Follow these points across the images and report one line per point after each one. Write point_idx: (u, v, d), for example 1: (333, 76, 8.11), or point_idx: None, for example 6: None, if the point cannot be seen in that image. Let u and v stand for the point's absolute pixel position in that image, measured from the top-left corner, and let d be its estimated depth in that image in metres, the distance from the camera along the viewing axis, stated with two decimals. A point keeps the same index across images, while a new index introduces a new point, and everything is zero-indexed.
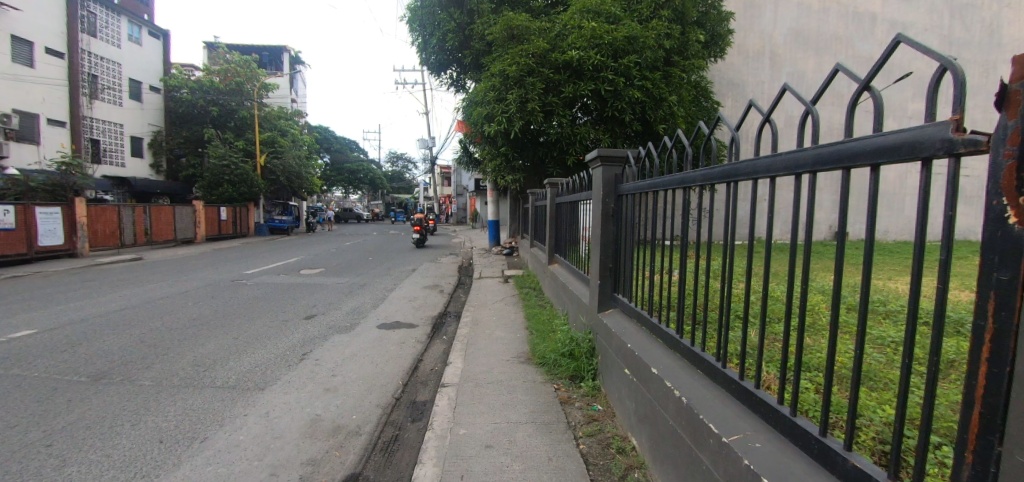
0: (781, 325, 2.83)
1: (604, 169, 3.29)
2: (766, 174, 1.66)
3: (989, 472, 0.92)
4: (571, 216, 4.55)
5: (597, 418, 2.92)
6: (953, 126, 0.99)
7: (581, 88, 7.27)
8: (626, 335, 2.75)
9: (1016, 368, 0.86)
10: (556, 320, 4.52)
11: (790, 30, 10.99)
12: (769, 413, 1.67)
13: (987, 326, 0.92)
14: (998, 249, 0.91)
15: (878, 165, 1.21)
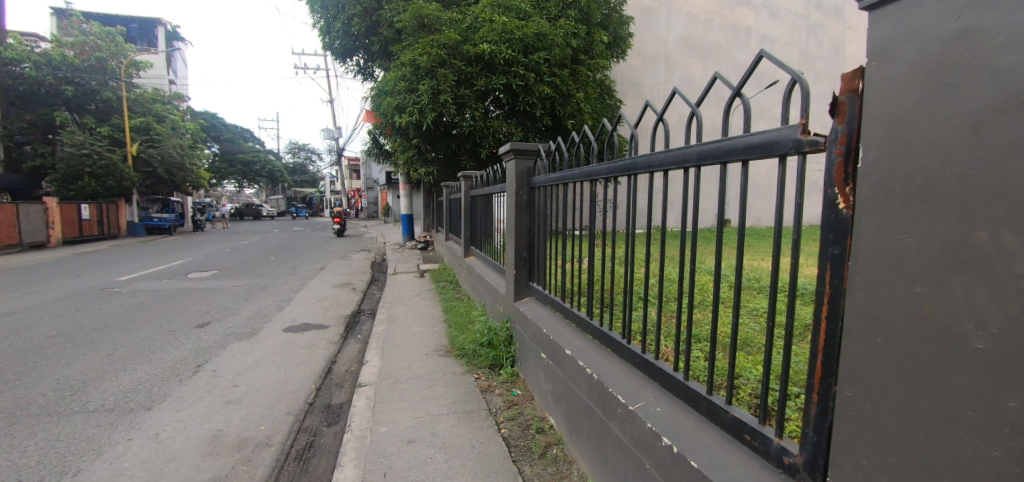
0: (675, 303, 3.16)
1: (516, 162, 3.39)
2: (659, 167, 1.84)
3: (828, 407, 1.15)
4: (486, 209, 4.62)
5: (517, 403, 3.04)
6: (801, 129, 1.20)
7: (493, 82, 7.33)
8: (541, 322, 2.89)
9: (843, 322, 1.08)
10: (473, 312, 4.57)
11: (681, 37, 12.10)
12: (664, 380, 1.87)
13: (826, 290, 1.13)
14: (831, 228, 1.13)
15: (746, 161, 1.41)
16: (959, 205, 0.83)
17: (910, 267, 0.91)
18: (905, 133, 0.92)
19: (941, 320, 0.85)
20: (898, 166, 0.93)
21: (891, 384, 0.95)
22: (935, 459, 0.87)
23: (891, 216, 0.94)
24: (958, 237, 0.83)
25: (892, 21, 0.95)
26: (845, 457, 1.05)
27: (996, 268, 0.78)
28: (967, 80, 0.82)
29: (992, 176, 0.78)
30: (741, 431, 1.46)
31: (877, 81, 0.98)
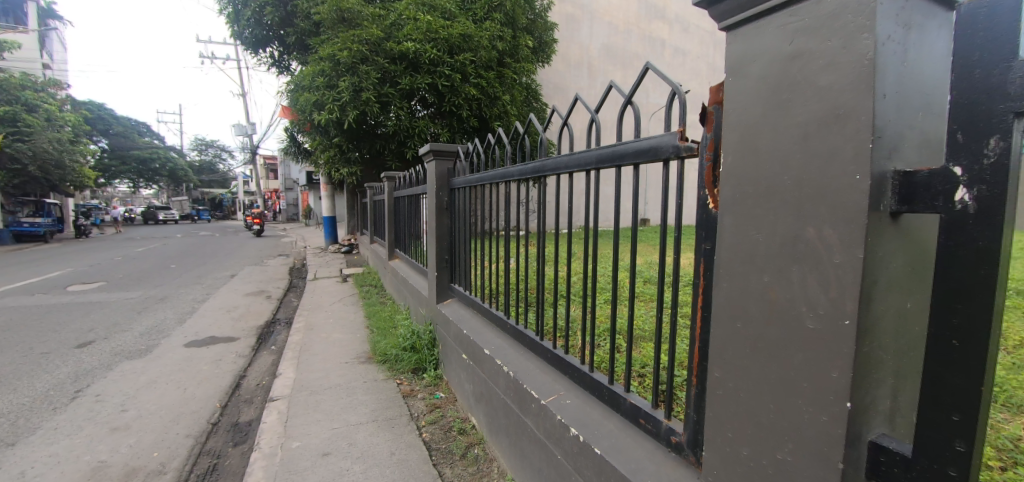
0: (592, 299, 3.31)
1: (436, 163, 3.36)
2: (565, 170, 1.92)
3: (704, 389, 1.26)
4: (409, 211, 4.54)
5: (439, 406, 3.01)
6: (679, 136, 1.31)
7: (418, 81, 7.21)
8: (462, 323, 2.90)
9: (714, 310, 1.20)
10: (397, 315, 4.47)
11: (603, 46, 12.69)
12: (572, 373, 1.96)
13: (700, 282, 1.25)
14: (704, 225, 1.24)
15: (637, 164, 1.52)
16: (796, 205, 0.95)
17: (761, 259, 1.03)
18: (754, 141, 1.04)
19: (784, 304, 0.97)
20: (751, 170, 1.05)
21: (749, 364, 1.06)
22: (783, 426, 0.99)
23: (746, 214, 1.06)
24: (795, 232, 0.95)
25: (744, 41, 1.07)
26: (716, 433, 1.17)
27: (822, 259, 0.90)
28: (799, 96, 0.95)
29: (818, 179, 0.91)
30: (637, 416, 1.57)
31: (734, 94, 1.10)
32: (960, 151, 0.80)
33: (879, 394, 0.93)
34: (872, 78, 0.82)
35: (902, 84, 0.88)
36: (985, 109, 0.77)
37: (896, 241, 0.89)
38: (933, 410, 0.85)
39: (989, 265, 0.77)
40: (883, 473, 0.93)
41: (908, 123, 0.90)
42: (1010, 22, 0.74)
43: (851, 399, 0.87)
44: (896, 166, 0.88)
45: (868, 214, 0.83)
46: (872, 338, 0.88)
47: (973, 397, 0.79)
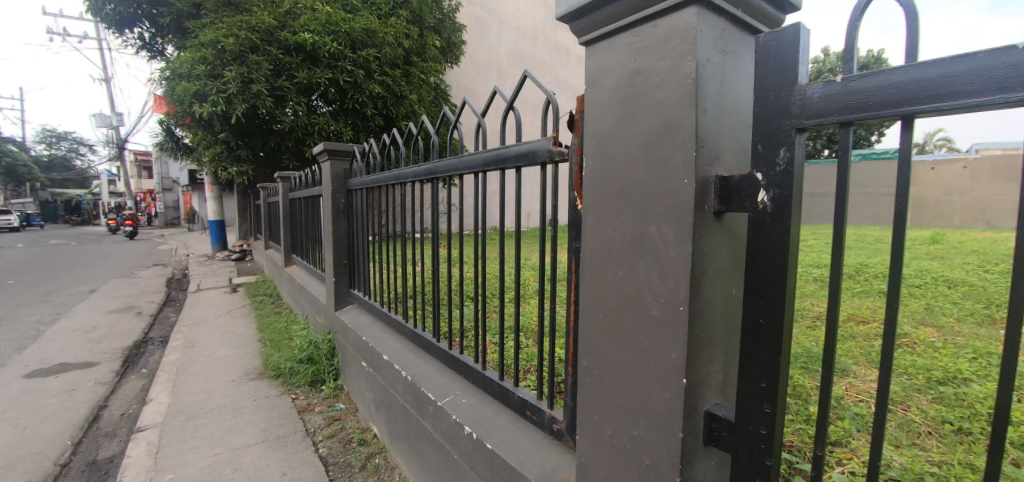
0: (496, 299, 3.40)
1: (331, 163, 3.21)
2: (456, 172, 1.96)
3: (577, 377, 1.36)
4: (305, 213, 4.29)
5: (339, 418, 2.88)
6: (552, 141, 1.41)
7: (317, 75, 6.80)
8: (361, 329, 2.80)
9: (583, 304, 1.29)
10: (294, 326, 4.18)
11: (511, 50, 12.99)
12: (467, 372, 1.98)
13: (572, 277, 1.35)
14: (572, 225, 1.33)
15: (519, 167, 1.61)
16: (641, 206, 1.06)
17: (615, 255, 1.13)
18: (608, 148, 1.14)
19: (634, 294, 1.08)
20: (606, 174, 1.15)
21: (609, 351, 1.16)
22: (637, 403, 1.10)
23: (603, 215, 1.16)
24: (640, 230, 1.06)
25: (600, 57, 1.17)
26: (587, 418, 1.26)
27: (661, 253, 1.02)
28: (642, 109, 1.06)
29: (656, 183, 1.03)
30: (523, 408, 1.64)
31: (592, 104, 1.20)
32: (760, 159, 0.95)
33: (711, 369, 1.07)
34: (694, 96, 0.96)
35: (722, 100, 1.02)
36: (776, 123, 0.93)
37: (720, 236, 1.03)
38: (748, 380, 0.99)
39: (781, 254, 0.92)
40: (716, 438, 1.06)
41: (728, 135, 1.04)
42: (792, 53, 0.91)
43: (687, 375, 0.99)
44: (717, 172, 1.01)
45: (693, 212, 0.96)
46: (704, 321, 1.01)
47: (775, 365, 0.95)
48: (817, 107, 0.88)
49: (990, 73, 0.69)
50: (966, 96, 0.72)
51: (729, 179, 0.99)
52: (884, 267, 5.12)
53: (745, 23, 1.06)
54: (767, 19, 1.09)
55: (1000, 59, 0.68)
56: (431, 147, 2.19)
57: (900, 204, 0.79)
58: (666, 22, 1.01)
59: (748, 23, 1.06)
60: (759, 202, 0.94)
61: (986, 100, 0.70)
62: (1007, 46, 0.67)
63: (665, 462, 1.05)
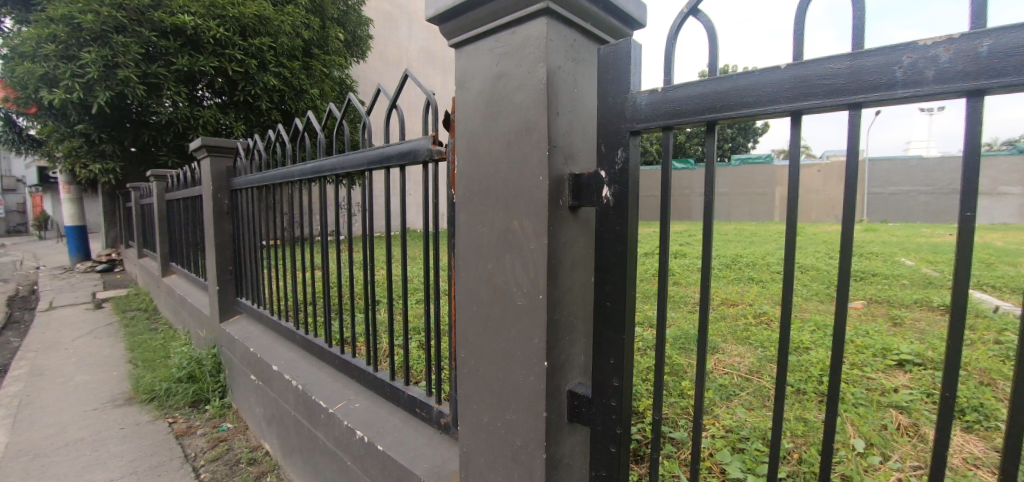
0: (397, 302, 3.35)
1: (211, 160, 2.93)
2: (343, 171, 1.93)
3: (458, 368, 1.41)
4: (184, 217, 3.86)
5: (225, 438, 2.64)
6: (431, 140, 1.48)
7: (200, 63, 6.13)
8: (249, 340, 2.61)
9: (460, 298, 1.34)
10: (172, 343, 3.75)
11: (421, 48, 12.78)
12: (359, 376, 1.94)
13: (451, 273, 1.40)
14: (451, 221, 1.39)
15: (404, 166, 1.65)
16: (506, 202, 1.14)
17: (486, 249, 1.20)
18: (477, 148, 1.23)
19: (503, 285, 1.15)
20: (477, 174, 1.23)
21: (483, 340, 1.24)
22: (509, 386, 1.18)
23: (475, 211, 1.24)
24: (505, 225, 1.14)
25: (469, 60, 1.24)
26: (470, 409, 1.32)
27: (523, 246, 1.10)
28: (506, 111, 1.14)
29: (518, 180, 1.11)
30: (414, 405, 1.66)
31: (462, 105, 1.27)
32: (604, 158, 1.06)
33: (574, 352, 1.17)
34: (546, 99, 1.05)
35: (575, 105, 1.12)
36: (615, 126, 1.05)
37: (576, 229, 1.13)
38: (601, 358, 1.10)
39: (623, 244, 1.03)
40: (579, 414, 1.16)
41: (581, 137, 1.15)
42: (626, 65, 1.03)
43: (547, 358, 1.08)
44: (571, 170, 1.11)
45: (547, 207, 1.04)
46: (563, 307, 1.10)
47: (621, 343, 1.06)
48: (646, 111, 1.00)
49: (764, 88, 0.85)
50: (749, 106, 0.88)
51: (581, 177, 1.09)
52: (754, 256, 5.85)
53: (592, 34, 1.16)
54: (616, 33, 1.22)
55: (770, 77, 0.84)
56: (318, 144, 2.10)
57: (709, 197, 0.93)
58: (522, 30, 1.09)
59: (598, 34, 1.17)
60: (604, 198, 1.05)
61: (763, 110, 0.86)
62: (773, 66, 0.84)
63: (533, 441, 1.13)
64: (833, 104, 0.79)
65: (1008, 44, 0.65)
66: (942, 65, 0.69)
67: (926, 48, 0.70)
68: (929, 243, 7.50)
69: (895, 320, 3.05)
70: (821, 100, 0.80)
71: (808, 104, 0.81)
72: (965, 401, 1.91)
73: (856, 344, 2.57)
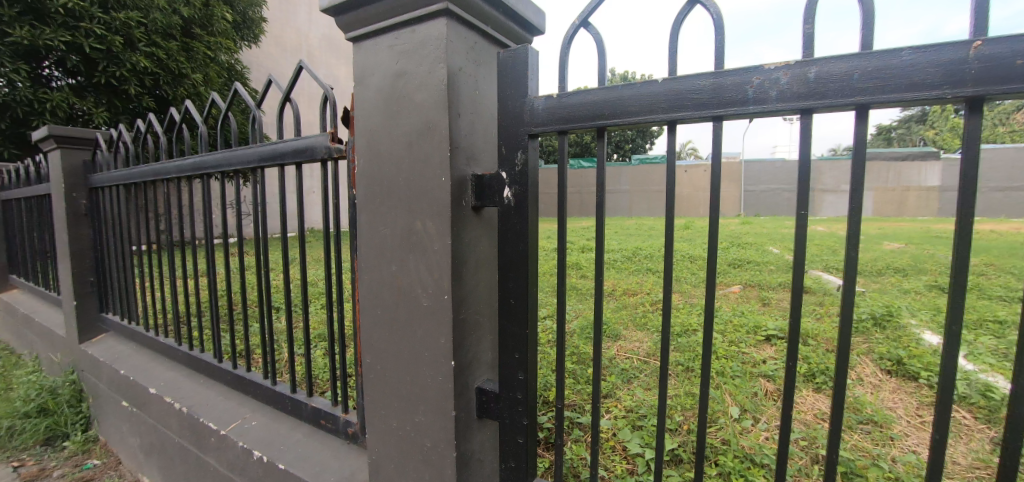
0: (299, 309, 3.14)
1: (62, 153, 2.46)
2: (229, 168, 1.78)
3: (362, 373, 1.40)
4: (24, 220, 3.23)
5: (90, 478, 2.27)
6: (330, 137, 1.47)
7: (45, 36, 5.15)
8: (119, 362, 2.27)
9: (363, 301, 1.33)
10: (12, 372, 3.12)
11: (323, 36, 12.05)
12: (255, 391, 1.79)
13: (355, 276, 1.38)
14: (352, 222, 1.39)
15: (300, 163, 1.60)
16: (409, 202, 1.19)
17: (390, 251, 1.25)
18: (379, 147, 1.26)
19: (408, 285, 1.20)
20: (380, 174, 1.26)
21: (390, 341, 1.26)
22: (418, 386, 1.20)
23: (376, 212, 1.27)
24: (410, 226, 1.18)
25: (370, 58, 1.24)
26: (379, 416, 1.31)
27: (427, 247, 1.15)
28: (408, 112, 1.18)
29: (421, 181, 1.16)
30: (317, 418, 1.57)
31: (363, 102, 1.29)
32: (504, 159, 1.10)
33: (480, 349, 1.21)
34: (446, 101, 1.09)
35: (476, 107, 1.16)
36: (514, 128, 1.08)
37: (479, 228, 1.17)
38: (506, 354, 1.14)
39: (523, 243, 1.08)
40: (486, 410, 1.20)
41: (483, 138, 1.19)
42: (523, 70, 1.08)
43: (454, 357, 1.13)
44: (473, 171, 1.15)
45: (449, 208, 1.09)
46: (468, 304, 1.15)
47: (523, 338, 1.10)
48: (542, 115, 1.04)
49: (645, 99, 0.92)
50: (633, 115, 0.95)
51: (482, 178, 1.13)
52: (650, 249, 6.38)
53: (492, 37, 1.20)
54: (518, 37, 1.26)
55: (649, 89, 0.92)
56: (199, 137, 1.88)
57: (599, 199, 1.01)
58: (421, 30, 1.12)
59: (499, 38, 1.21)
60: (505, 198, 1.09)
61: (644, 119, 0.94)
62: (652, 80, 0.92)
63: (443, 441, 1.16)
64: (701, 116, 0.88)
65: (829, 72, 0.78)
66: (782, 87, 0.81)
67: (769, 72, 0.82)
68: (787, 233, 8.78)
69: (764, 301, 3.53)
70: (692, 112, 0.88)
71: (682, 115, 0.89)
72: (815, 366, 2.21)
73: (734, 323, 2.91)
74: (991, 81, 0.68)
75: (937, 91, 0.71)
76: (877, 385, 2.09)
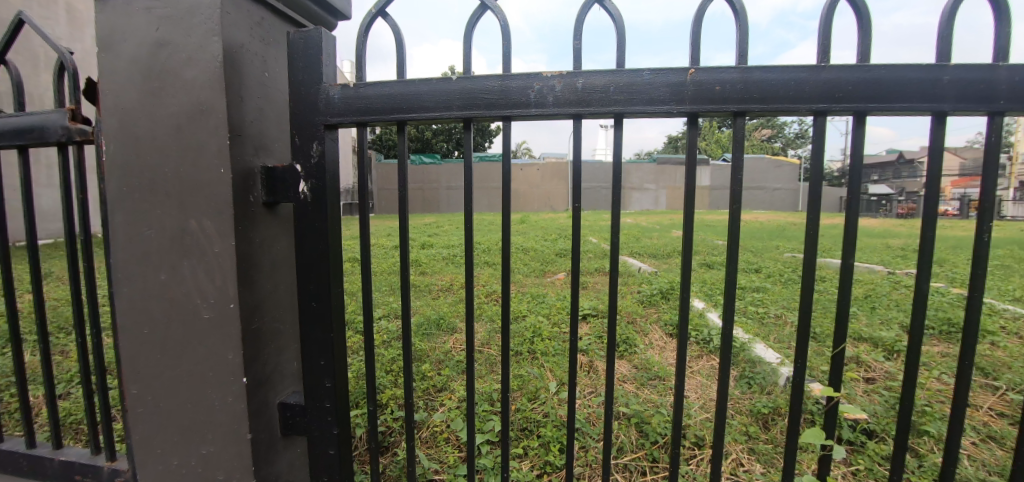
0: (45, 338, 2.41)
1: None
2: None
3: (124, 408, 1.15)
4: None
5: None
6: (69, 115, 1.17)
7: None
8: None
9: (119, 321, 1.09)
10: None
11: None
12: None
13: (110, 291, 1.12)
14: (101, 223, 1.12)
15: (25, 147, 1.24)
16: (177, 199, 1.01)
17: (155, 257, 1.04)
18: (134, 131, 1.03)
19: (184, 297, 1.03)
20: (137, 165, 1.03)
21: (163, 364, 1.06)
22: (201, 411, 1.05)
23: (132, 211, 1.04)
24: (181, 226, 1.01)
25: (122, 19, 1.02)
26: (153, 456, 1.10)
27: (205, 249, 1.00)
28: (173, 91, 1.00)
29: (192, 172, 0.99)
30: (70, 473, 1.26)
31: (109, 72, 1.04)
32: (298, 150, 1.01)
33: (283, 359, 1.11)
34: (223, 82, 0.96)
35: (265, 92, 1.05)
36: (308, 117, 1.01)
37: (274, 226, 1.07)
38: (310, 361, 1.06)
39: (323, 241, 1.03)
40: (291, 425, 1.10)
41: (275, 127, 1.09)
42: (316, 53, 0.99)
43: (247, 374, 1.01)
44: (263, 162, 1.04)
45: (231, 206, 0.97)
46: (262, 311, 1.04)
47: (329, 341, 1.05)
48: (339, 105, 0.99)
49: (441, 95, 0.93)
50: (430, 110, 0.95)
51: (273, 170, 1.03)
52: (489, 243, 6.66)
53: (284, 14, 1.09)
54: (319, 20, 1.18)
55: (445, 87, 0.93)
56: None
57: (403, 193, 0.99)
58: None
59: (295, 16, 1.11)
60: (301, 192, 1.01)
61: (440, 115, 0.95)
62: (446, 78, 0.93)
63: (238, 469, 1.04)
64: (492, 116, 0.92)
65: (592, 84, 0.89)
66: (557, 93, 0.90)
67: (547, 79, 0.90)
68: (603, 225, 10.13)
69: (583, 284, 4.00)
70: (483, 111, 0.92)
71: (474, 114, 0.92)
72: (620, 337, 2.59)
73: (557, 306, 3.23)
74: (700, 101, 0.87)
75: (665, 107, 0.88)
76: (662, 346, 2.55)
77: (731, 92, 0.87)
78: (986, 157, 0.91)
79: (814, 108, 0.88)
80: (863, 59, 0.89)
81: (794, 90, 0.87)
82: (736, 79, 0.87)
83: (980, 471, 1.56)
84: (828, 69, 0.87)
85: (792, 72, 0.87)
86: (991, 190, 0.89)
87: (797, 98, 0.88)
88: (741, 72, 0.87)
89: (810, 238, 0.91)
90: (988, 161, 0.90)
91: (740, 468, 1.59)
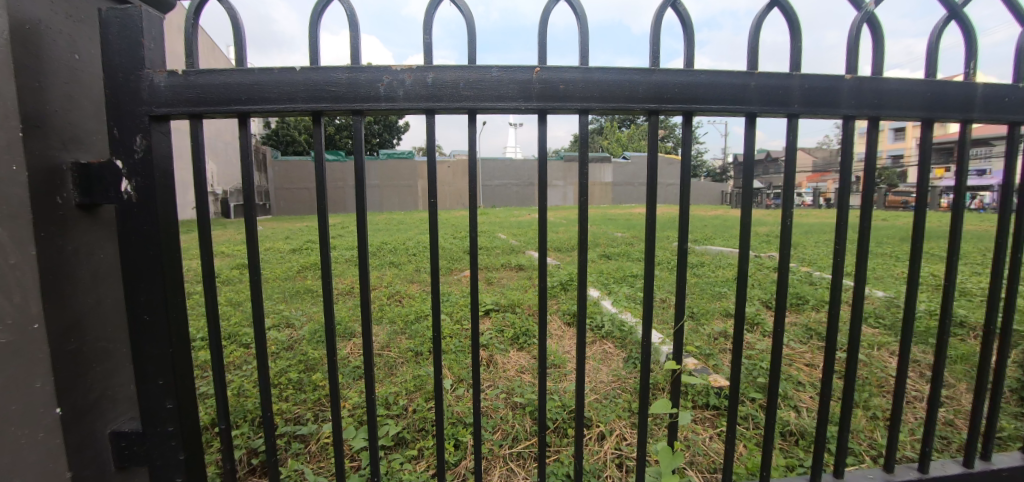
0: None
1: None
2: None
3: None
4: None
5: None
6: None
7: None
8: None
9: None
10: None
11: None
12: None
13: None
14: None
15: None
16: None
17: None
18: None
19: None
20: None
21: None
22: None
23: None
24: None
25: None
26: None
27: None
28: None
29: None
30: None
31: None
32: (116, 144, 0.90)
33: (113, 383, 0.99)
34: (13, 62, 0.81)
35: (75, 77, 0.91)
36: (129, 109, 0.90)
37: (95, 232, 0.94)
38: (146, 381, 0.98)
39: (155, 248, 0.94)
40: (127, 456, 1.00)
41: (90, 117, 0.95)
42: (136, 35, 0.88)
43: (61, 404, 0.88)
44: (73, 158, 0.90)
45: (29, 210, 0.83)
46: (81, 330, 0.92)
47: (168, 359, 0.98)
48: (165, 95, 0.90)
49: (283, 87, 0.89)
50: (273, 103, 0.90)
51: (88, 167, 0.90)
52: (397, 243, 6.48)
53: None
54: None
55: (288, 77, 0.88)
56: None
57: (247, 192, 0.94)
58: None
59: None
60: (123, 192, 0.90)
61: (286, 107, 0.90)
62: (289, 68, 0.88)
63: None
64: (340, 109, 0.89)
65: (442, 79, 0.90)
66: (407, 87, 0.89)
67: (396, 73, 0.89)
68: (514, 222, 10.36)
69: (489, 280, 4.05)
70: (331, 105, 0.88)
71: (321, 107, 0.88)
72: (520, 330, 2.67)
73: (461, 303, 3.23)
74: (546, 98, 0.92)
75: (514, 104, 0.92)
76: (560, 336, 2.66)
77: (574, 91, 0.93)
78: (787, 153, 1.06)
79: (646, 108, 0.97)
80: (688, 65, 1.00)
81: (629, 91, 0.95)
82: (578, 79, 0.93)
83: (810, 421, 1.84)
84: (656, 72, 0.96)
85: (626, 74, 0.95)
86: (791, 180, 1.04)
87: (632, 98, 0.96)
88: (582, 72, 0.93)
89: (646, 229, 1.02)
90: (788, 156, 1.06)
91: (622, 441, 1.71)
